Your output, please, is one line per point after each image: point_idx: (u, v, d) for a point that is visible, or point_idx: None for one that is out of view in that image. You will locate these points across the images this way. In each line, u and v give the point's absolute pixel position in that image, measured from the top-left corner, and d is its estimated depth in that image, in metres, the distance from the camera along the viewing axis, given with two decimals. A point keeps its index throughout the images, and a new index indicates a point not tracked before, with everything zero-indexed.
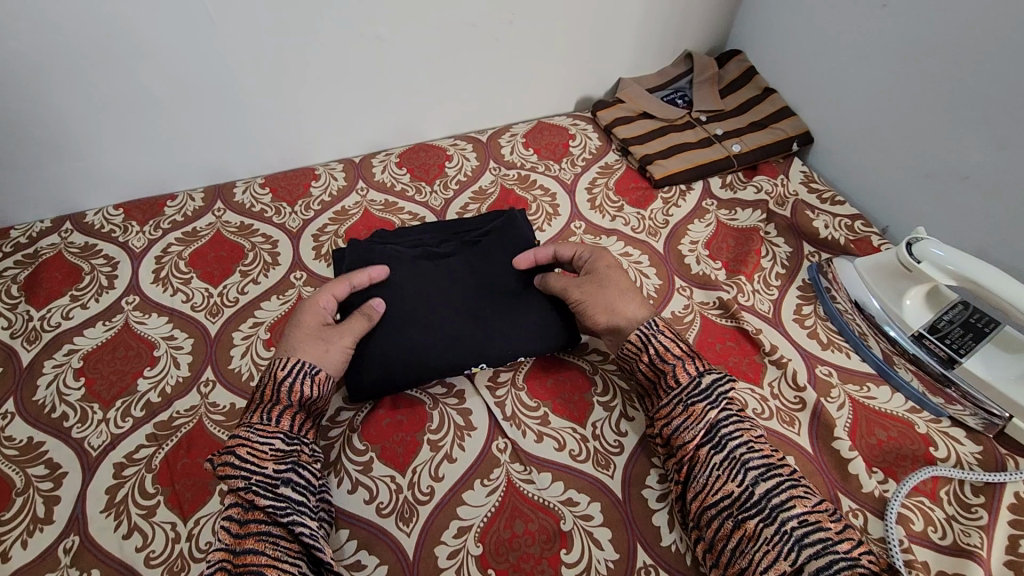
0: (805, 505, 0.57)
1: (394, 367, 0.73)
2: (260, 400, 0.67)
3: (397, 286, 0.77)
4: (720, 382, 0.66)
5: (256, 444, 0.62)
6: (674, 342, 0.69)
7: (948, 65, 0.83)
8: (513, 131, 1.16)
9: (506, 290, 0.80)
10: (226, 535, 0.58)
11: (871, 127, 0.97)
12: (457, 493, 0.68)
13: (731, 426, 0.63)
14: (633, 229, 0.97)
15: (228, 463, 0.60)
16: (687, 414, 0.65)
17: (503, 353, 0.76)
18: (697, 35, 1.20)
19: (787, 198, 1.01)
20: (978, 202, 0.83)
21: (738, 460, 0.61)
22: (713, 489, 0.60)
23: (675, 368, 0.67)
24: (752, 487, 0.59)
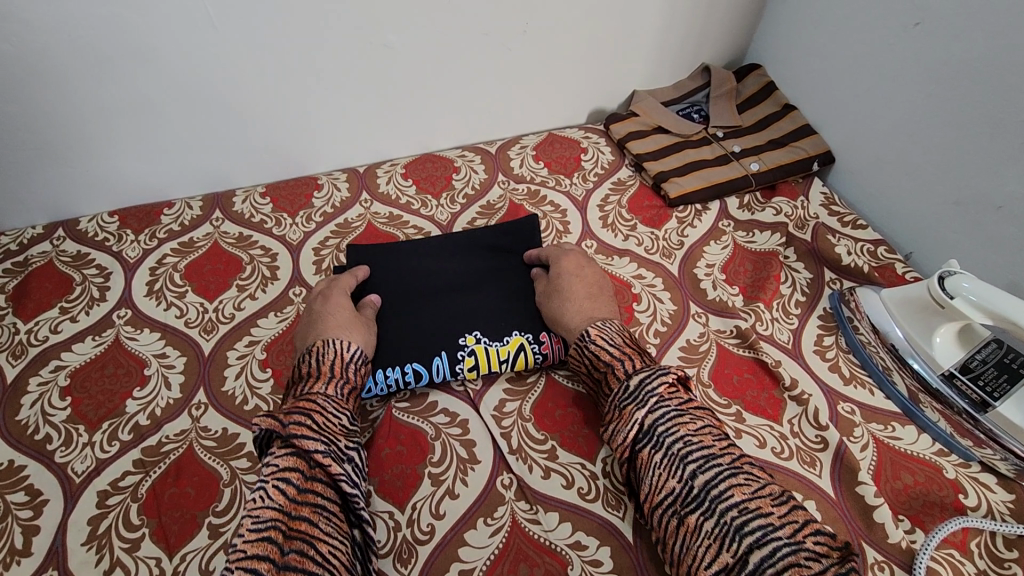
0: (745, 492, 0.53)
1: (394, 339, 0.76)
2: (329, 370, 0.66)
3: (397, 279, 0.83)
4: (649, 379, 0.63)
5: (328, 416, 0.62)
6: (605, 348, 0.67)
7: (987, 89, 0.79)
8: (523, 143, 1.12)
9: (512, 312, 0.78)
10: (280, 495, 0.53)
11: (897, 150, 0.93)
12: (459, 533, 0.64)
13: (667, 422, 0.60)
14: (647, 250, 0.94)
15: (300, 424, 0.58)
16: (620, 416, 0.62)
17: (497, 325, 0.78)
18: (715, 47, 1.16)
19: (807, 221, 0.97)
20: (1012, 232, 0.79)
21: (675, 454, 0.57)
22: (658, 488, 0.57)
23: (607, 376, 0.66)
24: (692, 480, 0.56)
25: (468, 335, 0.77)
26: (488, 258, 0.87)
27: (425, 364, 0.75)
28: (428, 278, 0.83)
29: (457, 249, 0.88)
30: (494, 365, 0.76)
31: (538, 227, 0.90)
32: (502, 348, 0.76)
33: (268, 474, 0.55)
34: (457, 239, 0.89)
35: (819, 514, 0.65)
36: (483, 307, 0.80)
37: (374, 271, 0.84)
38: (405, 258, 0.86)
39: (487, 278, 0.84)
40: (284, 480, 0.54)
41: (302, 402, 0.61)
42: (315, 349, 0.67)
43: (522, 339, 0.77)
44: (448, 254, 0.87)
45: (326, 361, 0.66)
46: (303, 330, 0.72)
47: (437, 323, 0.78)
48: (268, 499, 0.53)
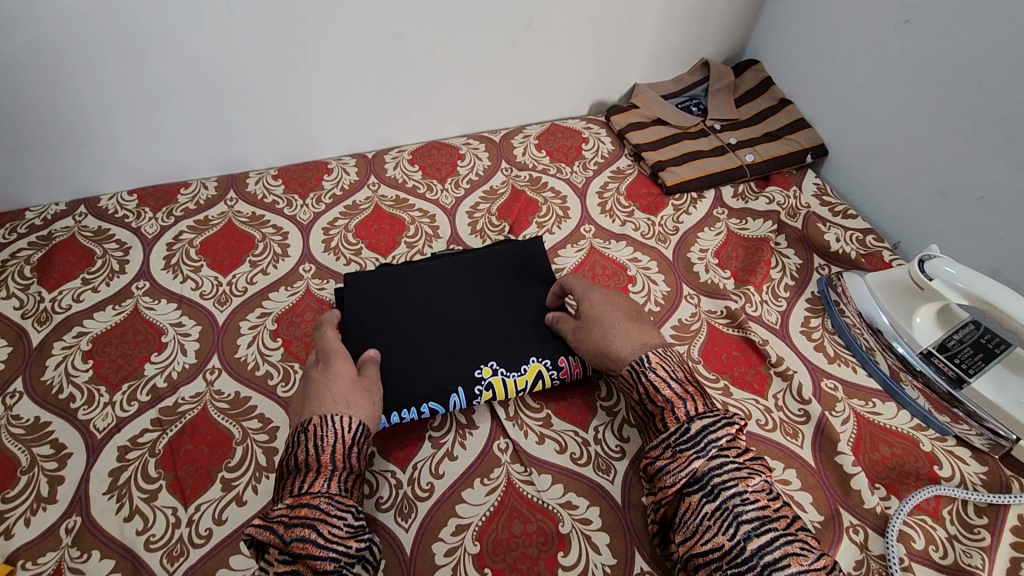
0: (801, 563, 0.51)
1: (404, 371, 0.74)
2: (331, 462, 0.61)
3: (403, 307, 0.80)
4: (713, 427, 0.61)
5: (334, 519, 0.58)
6: (665, 382, 0.65)
7: (972, 84, 0.82)
8: (527, 133, 1.16)
9: (526, 339, 0.77)
10: None
11: (888, 142, 0.96)
12: (457, 491, 0.68)
13: (725, 475, 0.58)
14: (643, 235, 0.97)
15: (300, 541, 0.55)
16: (673, 458, 0.60)
17: (511, 351, 0.76)
18: (715, 43, 1.20)
19: (799, 210, 1.00)
20: (992, 221, 0.83)
21: (729, 510, 0.56)
22: (702, 539, 0.56)
23: (663, 412, 0.63)
24: (744, 541, 0.54)
25: (483, 366, 0.75)
26: (494, 276, 0.84)
27: (441, 402, 0.73)
28: (433, 299, 0.81)
29: (460, 267, 0.85)
30: (510, 395, 0.74)
31: (541, 246, 0.89)
32: (520, 378, 0.74)
33: None
34: (457, 255, 0.87)
35: (799, 481, 0.69)
36: (494, 332, 0.78)
37: (376, 296, 0.80)
38: (408, 280, 0.83)
39: (495, 299, 0.81)
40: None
41: (301, 505, 0.57)
42: (313, 432, 0.62)
43: (540, 366, 0.75)
44: (450, 272, 0.84)
45: (327, 450, 0.61)
46: (298, 402, 0.67)
47: (448, 350, 0.76)
48: None
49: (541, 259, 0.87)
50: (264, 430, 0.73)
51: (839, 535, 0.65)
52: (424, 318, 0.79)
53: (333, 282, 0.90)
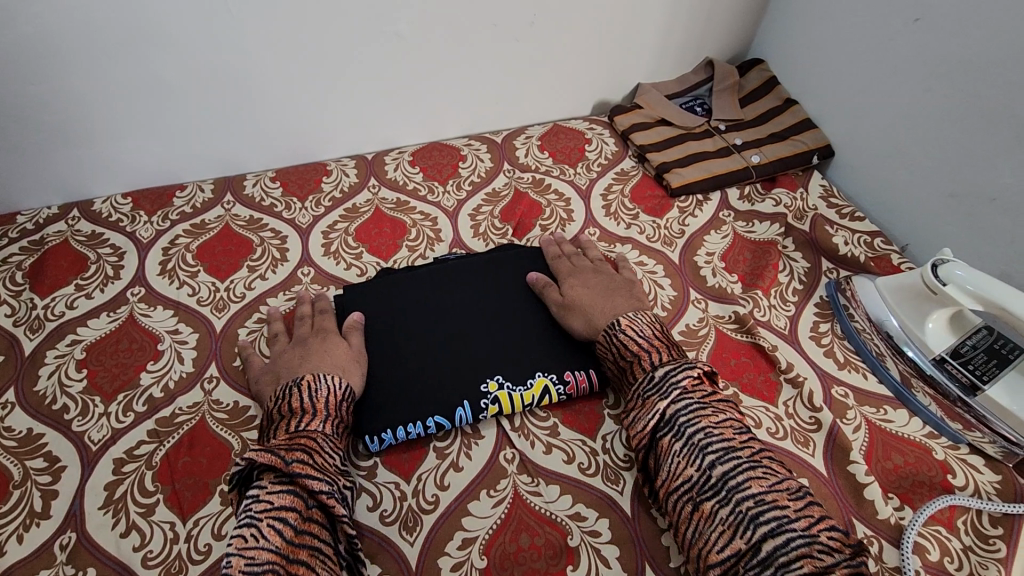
0: (763, 485, 0.57)
1: (410, 386, 0.73)
2: (325, 408, 0.66)
3: (408, 322, 0.80)
4: (674, 372, 0.66)
5: (324, 455, 0.63)
6: (632, 338, 0.71)
7: (983, 86, 0.81)
8: (529, 134, 1.14)
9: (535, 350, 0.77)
10: (277, 537, 0.55)
11: (896, 144, 0.95)
12: (462, 503, 0.67)
13: (689, 413, 0.63)
14: (648, 238, 0.96)
15: (301, 463, 0.60)
16: (642, 405, 0.66)
17: (518, 366, 0.75)
18: (720, 42, 1.18)
19: (806, 212, 0.98)
20: (1004, 223, 0.82)
21: (695, 445, 0.61)
22: (675, 474, 0.61)
23: (633, 365, 0.70)
24: (710, 471, 0.59)
25: (489, 380, 0.74)
26: (501, 290, 0.84)
27: (447, 416, 0.71)
28: (440, 314, 0.81)
29: (459, 277, 0.85)
30: (516, 409, 0.73)
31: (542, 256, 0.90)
32: (526, 392, 0.73)
33: (268, 512, 0.56)
34: (457, 265, 0.87)
35: (811, 491, 0.67)
36: (505, 344, 0.77)
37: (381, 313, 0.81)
38: (413, 296, 0.83)
39: (501, 312, 0.81)
40: (280, 521, 0.56)
41: (298, 438, 0.63)
42: (306, 385, 0.68)
43: (546, 381, 0.74)
44: (455, 286, 0.84)
45: (321, 398, 0.67)
46: (293, 361, 0.72)
47: (454, 365, 0.75)
48: (269, 540, 0.54)
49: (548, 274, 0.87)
50: None
51: None
52: (430, 332, 0.78)
53: (333, 288, 0.88)
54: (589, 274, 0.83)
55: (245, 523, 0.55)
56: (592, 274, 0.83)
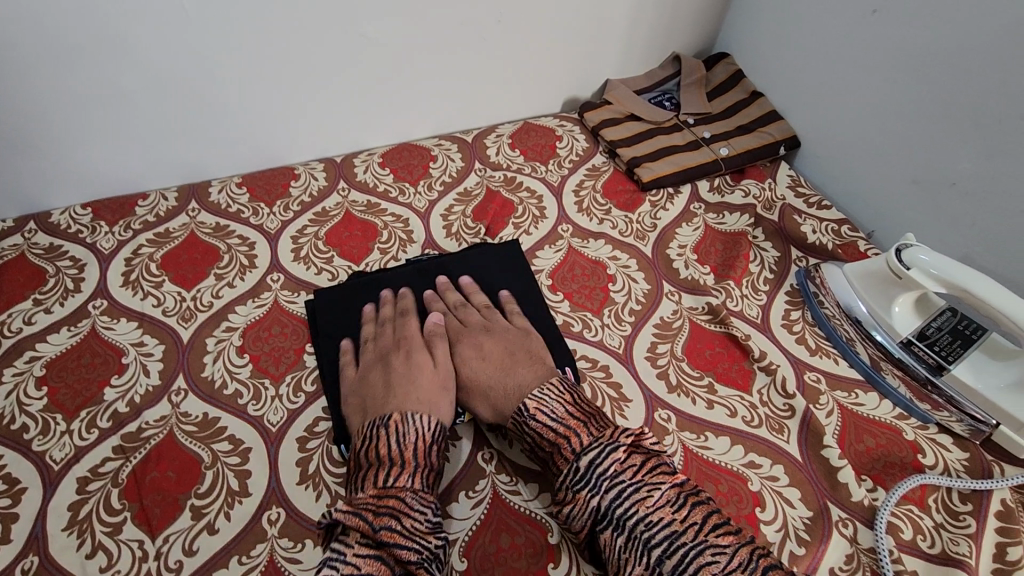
0: (714, 573, 0.52)
1: None
2: (413, 457, 0.62)
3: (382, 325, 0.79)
4: (598, 457, 0.59)
5: (415, 514, 0.58)
6: (546, 425, 0.64)
7: (940, 74, 0.83)
8: (499, 132, 1.14)
9: None
10: None
11: (859, 133, 0.97)
12: (442, 506, 0.66)
13: (623, 502, 0.57)
14: (621, 233, 0.96)
15: (389, 530, 0.56)
16: (574, 499, 0.60)
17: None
18: (686, 36, 1.19)
19: (775, 202, 1.00)
20: (965, 206, 0.84)
21: (638, 538, 0.55)
22: (626, 572, 0.56)
23: (555, 455, 0.63)
24: (659, 566, 0.54)
25: None
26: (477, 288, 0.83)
27: None
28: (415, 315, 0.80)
29: (434, 277, 0.85)
30: None
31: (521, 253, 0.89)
32: None
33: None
34: (431, 267, 0.86)
35: (787, 477, 0.68)
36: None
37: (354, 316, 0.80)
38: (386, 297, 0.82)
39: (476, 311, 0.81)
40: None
41: (387, 496, 0.58)
42: (394, 427, 0.63)
43: None
44: (429, 286, 0.83)
45: (410, 447, 0.62)
46: (376, 390, 0.68)
47: None
48: None
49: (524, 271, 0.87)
50: (235, 452, 0.69)
51: (829, 529, 0.64)
52: None
53: (303, 294, 0.86)
54: (479, 336, 0.75)
55: None
56: (484, 333, 0.76)
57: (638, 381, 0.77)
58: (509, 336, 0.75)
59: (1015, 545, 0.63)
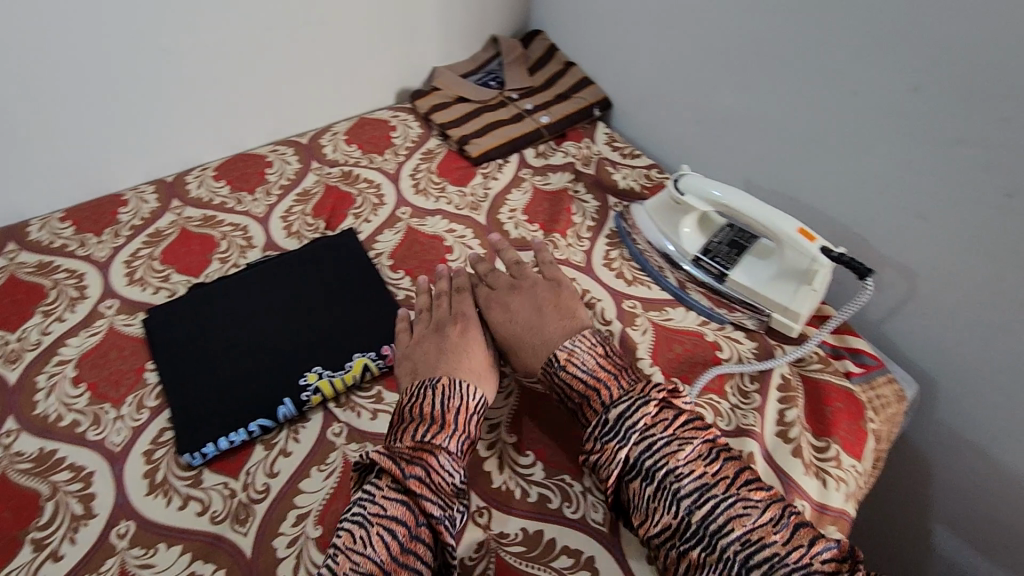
0: (745, 524, 0.57)
1: (232, 388, 0.76)
2: (454, 421, 0.66)
3: (224, 330, 0.81)
4: (629, 412, 0.63)
5: (442, 474, 0.62)
6: (575, 377, 0.69)
7: (696, 25, 0.95)
8: (335, 130, 1.17)
9: (352, 325, 0.82)
10: (383, 549, 0.57)
11: (653, 87, 1.09)
12: (295, 483, 0.69)
13: (655, 456, 0.61)
14: (456, 207, 1.02)
15: (417, 478, 0.60)
16: (602, 451, 0.63)
17: (335, 354, 0.79)
18: (500, 18, 1.27)
19: (591, 158, 1.10)
20: (736, 137, 0.96)
21: (668, 489, 0.60)
22: (653, 521, 0.60)
23: (583, 406, 0.67)
24: (688, 516, 0.58)
25: (309, 373, 0.76)
26: (318, 279, 0.88)
27: (269, 416, 0.73)
28: (257, 312, 0.83)
29: (273, 276, 0.88)
30: (341, 391, 0.76)
31: (357, 239, 0.94)
32: (347, 375, 0.76)
33: (376, 519, 0.58)
34: (272, 267, 0.88)
35: None
36: (323, 334, 0.81)
37: (195, 326, 0.82)
38: (226, 302, 0.84)
39: (319, 300, 0.85)
40: (389, 532, 0.57)
41: (423, 450, 0.62)
42: (441, 389, 0.68)
43: (365, 360, 0.78)
44: (268, 284, 0.87)
45: (452, 410, 0.66)
46: (431, 355, 0.73)
47: (275, 359, 0.78)
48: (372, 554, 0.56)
49: (362, 255, 0.92)
50: (76, 479, 0.69)
51: None
52: (249, 333, 0.81)
53: (141, 315, 0.85)
54: (512, 294, 0.81)
55: (355, 521, 0.58)
56: (515, 290, 0.81)
57: None
58: (538, 292, 0.80)
59: (791, 408, 0.75)
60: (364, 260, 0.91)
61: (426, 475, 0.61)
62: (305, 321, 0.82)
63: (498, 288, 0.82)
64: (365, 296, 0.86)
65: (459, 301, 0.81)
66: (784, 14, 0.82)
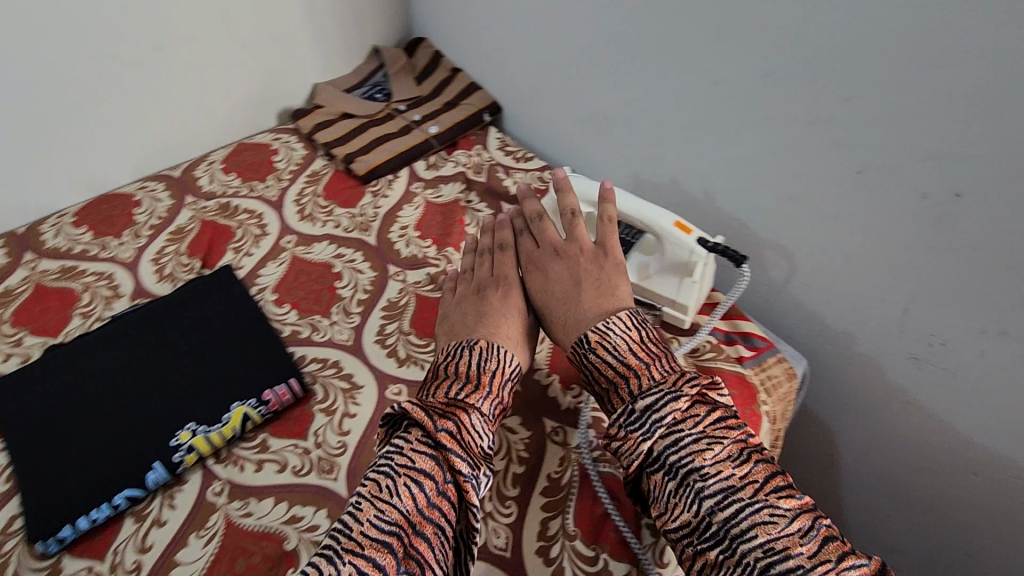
0: (770, 533, 0.50)
1: (97, 455, 0.68)
2: (490, 383, 0.64)
3: (88, 390, 0.74)
4: (658, 404, 0.58)
5: (473, 435, 0.59)
6: (607, 359, 0.64)
7: (562, 25, 0.95)
8: (211, 160, 1.10)
9: (234, 368, 0.76)
10: (406, 503, 0.54)
11: (535, 88, 1.08)
12: (169, 556, 0.63)
13: (681, 451, 0.55)
14: (345, 229, 0.98)
15: (448, 433, 0.58)
16: (624, 438, 0.59)
17: (209, 405, 0.72)
18: (379, 30, 1.24)
19: (482, 165, 1.08)
20: (618, 132, 0.96)
21: (689, 486, 0.54)
22: (672, 516, 0.55)
23: (611, 390, 0.63)
24: (710, 516, 0.53)
25: (181, 432, 0.70)
26: (195, 321, 0.81)
27: (138, 485, 0.66)
28: (124, 366, 0.76)
29: (143, 324, 0.80)
30: (219, 446, 0.70)
31: (236, 275, 0.89)
32: (225, 428, 0.71)
33: (407, 471, 0.56)
34: (135, 318, 0.80)
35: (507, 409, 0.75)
36: (196, 385, 0.74)
37: (52, 391, 0.74)
38: (88, 359, 0.76)
39: (195, 345, 0.79)
40: (416, 484, 0.55)
41: (455, 408, 0.60)
42: (478, 352, 0.67)
43: (245, 408, 0.72)
44: (137, 334, 0.79)
45: (489, 372, 0.65)
46: (467, 317, 0.73)
47: (148, 416, 0.71)
48: (395, 506, 0.54)
49: (243, 291, 0.87)
50: None
51: (544, 443, 0.71)
52: (116, 390, 0.74)
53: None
54: (555, 260, 0.76)
55: (383, 471, 0.56)
56: (558, 254, 0.75)
57: (369, 365, 0.79)
58: (582, 261, 0.74)
59: None
60: (246, 296, 0.86)
61: (459, 430, 0.59)
62: (181, 368, 0.76)
63: (535, 252, 0.78)
64: (248, 335, 0.81)
65: (503, 258, 0.79)
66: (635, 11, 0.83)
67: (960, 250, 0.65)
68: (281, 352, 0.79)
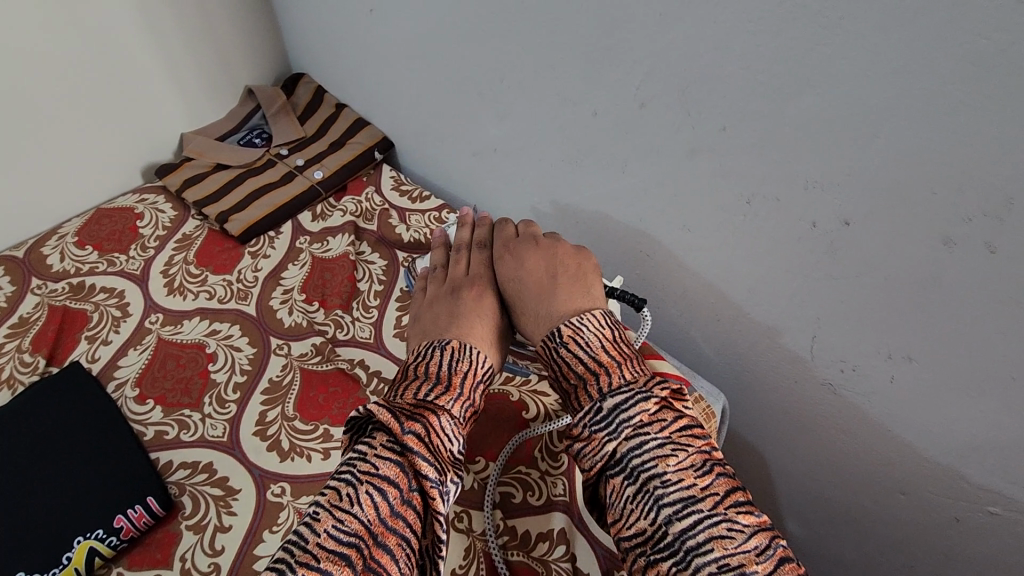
0: (726, 548, 0.44)
1: None
2: (461, 385, 0.56)
3: None
4: (626, 404, 0.51)
5: (441, 441, 0.51)
6: (576, 355, 0.56)
7: (438, 59, 0.88)
8: (62, 232, 0.97)
9: (80, 488, 0.64)
10: (366, 513, 0.46)
11: (423, 122, 1.00)
12: None
13: (646, 455, 0.49)
14: (219, 300, 0.87)
15: (415, 436, 0.49)
16: (587, 439, 0.52)
17: (46, 543, 0.61)
18: (252, 69, 1.13)
19: (374, 211, 0.99)
20: (511, 165, 0.90)
21: (649, 492, 0.48)
22: (627, 522, 0.49)
23: (578, 388, 0.55)
24: (666, 526, 0.46)
25: None
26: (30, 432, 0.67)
27: None
28: None
29: None
30: None
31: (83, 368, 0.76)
32: (65, 572, 0.60)
33: (368, 477, 0.48)
34: None
35: None
36: (30, 521, 0.61)
37: None
38: None
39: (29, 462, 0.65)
40: (378, 492, 0.47)
41: (424, 409, 0.52)
42: (450, 352, 0.58)
43: (90, 543, 0.62)
44: None
45: (460, 372, 0.57)
46: (440, 319, 0.65)
47: None
48: (354, 516, 0.46)
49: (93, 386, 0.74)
50: None
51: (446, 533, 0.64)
52: None
53: None
54: (530, 251, 0.71)
55: (342, 478, 0.48)
56: (533, 248, 0.71)
57: (245, 464, 0.70)
58: (556, 254, 0.69)
59: None
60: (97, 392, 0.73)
61: (428, 434, 0.50)
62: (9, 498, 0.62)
63: (502, 248, 0.73)
64: (98, 442, 0.68)
65: (474, 259, 0.74)
66: (504, 43, 0.77)
67: (856, 276, 0.61)
68: (144, 458, 0.68)
